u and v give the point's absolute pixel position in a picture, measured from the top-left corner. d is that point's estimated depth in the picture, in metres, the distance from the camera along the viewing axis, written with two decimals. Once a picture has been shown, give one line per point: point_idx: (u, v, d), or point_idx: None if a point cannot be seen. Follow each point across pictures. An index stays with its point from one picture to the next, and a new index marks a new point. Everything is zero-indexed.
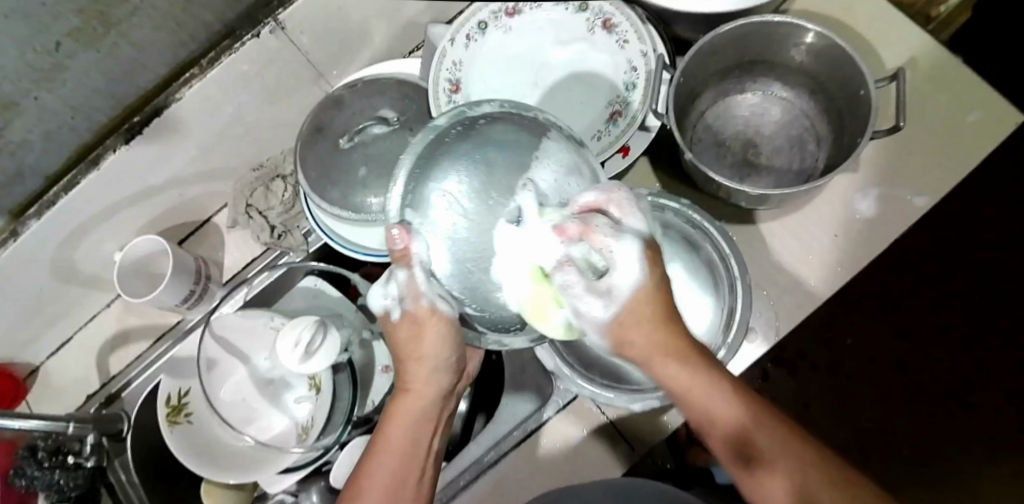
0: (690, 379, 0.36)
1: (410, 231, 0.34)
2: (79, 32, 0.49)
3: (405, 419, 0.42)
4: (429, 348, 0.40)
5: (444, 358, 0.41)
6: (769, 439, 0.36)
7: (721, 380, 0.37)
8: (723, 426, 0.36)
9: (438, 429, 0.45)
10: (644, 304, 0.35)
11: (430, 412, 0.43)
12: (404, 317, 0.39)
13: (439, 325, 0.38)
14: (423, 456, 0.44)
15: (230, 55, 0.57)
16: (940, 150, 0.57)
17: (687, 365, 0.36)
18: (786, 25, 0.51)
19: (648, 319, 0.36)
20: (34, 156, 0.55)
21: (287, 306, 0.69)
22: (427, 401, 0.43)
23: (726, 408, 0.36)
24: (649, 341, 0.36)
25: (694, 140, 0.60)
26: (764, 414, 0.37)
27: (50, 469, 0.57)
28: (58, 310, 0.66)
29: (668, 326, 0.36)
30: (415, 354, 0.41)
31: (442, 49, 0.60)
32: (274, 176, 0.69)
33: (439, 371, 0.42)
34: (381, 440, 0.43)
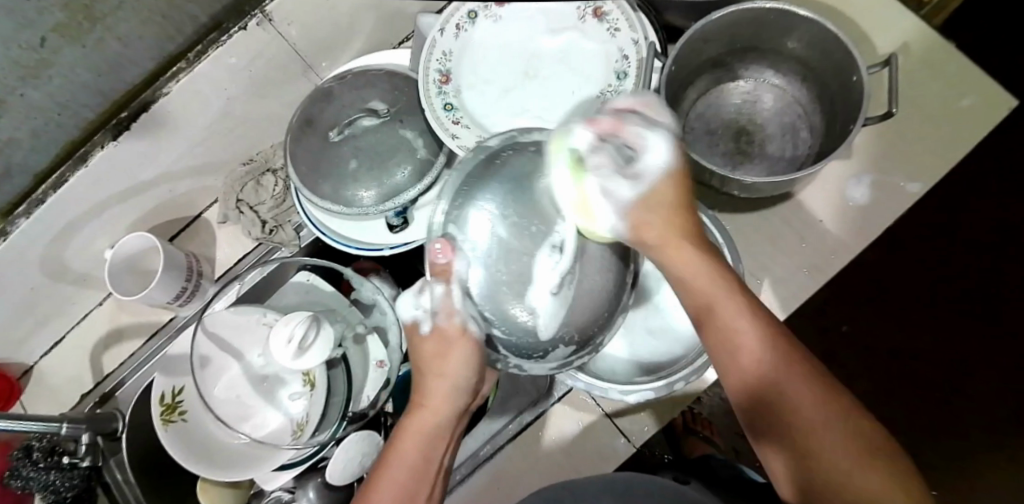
0: (705, 285, 0.38)
1: (452, 246, 0.38)
2: (64, 27, 0.48)
3: (417, 437, 0.44)
4: (451, 368, 0.43)
5: (462, 377, 0.44)
6: (794, 378, 0.35)
7: (750, 307, 0.37)
8: (747, 355, 0.36)
9: (450, 447, 0.46)
10: (666, 195, 0.39)
11: (444, 428, 0.45)
12: (433, 332, 0.43)
13: (465, 347, 0.42)
14: (434, 475, 0.44)
15: (218, 47, 0.58)
16: (934, 135, 0.56)
17: (707, 274, 0.38)
18: (778, 11, 0.50)
19: (666, 204, 0.39)
20: (22, 154, 0.54)
21: (278, 302, 0.67)
22: (442, 418, 0.44)
23: (749, 334, 0.37)
24: (664, 224, 0.39)
25: (686, 129, 0.59)
26: (792, 352, 0.36)
27: (45, 470, 0.57)
28: (50, 308, 0.66)
29: (682, 225, 0.39)
30: (435, 372, 0.44)
31: (431, 38, 0.59)
32: (264, 170, 0.68)
33: (456, 390, 0.44)
34: (389, 457, 0.43)
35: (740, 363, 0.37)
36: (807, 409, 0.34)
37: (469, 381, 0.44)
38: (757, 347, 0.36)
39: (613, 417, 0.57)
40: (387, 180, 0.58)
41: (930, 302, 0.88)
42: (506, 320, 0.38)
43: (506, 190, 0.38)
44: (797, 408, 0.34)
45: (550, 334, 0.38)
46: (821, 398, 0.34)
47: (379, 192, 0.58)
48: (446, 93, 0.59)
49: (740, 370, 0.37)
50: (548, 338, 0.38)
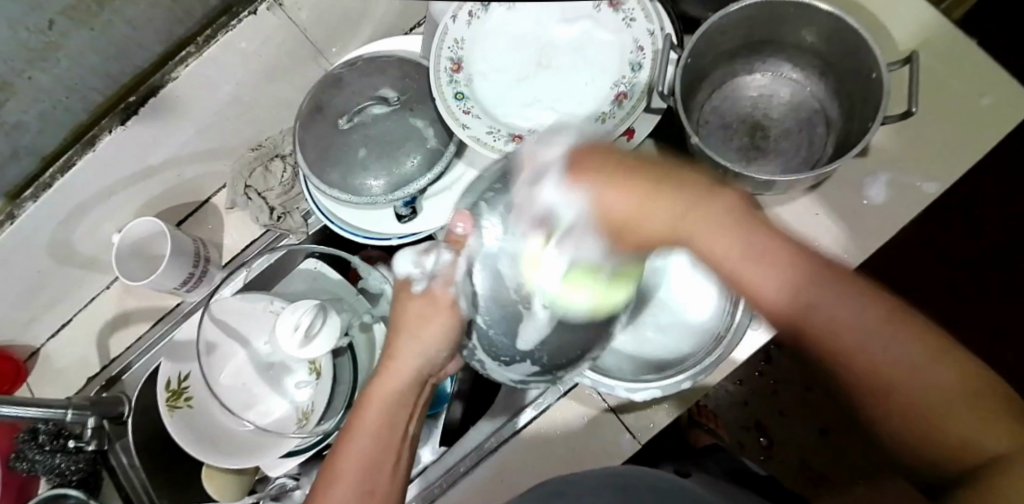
0: (697, 222, 0.34)
1: (473, 221, 0.41)
2: (73, 9, 0.48)
3: (386, 400, 0.44)
4: (427, 336, 0.45)
5: (433, 347, 0.45)
6: (833, 308, 0.31)
7: (766, 248, 0.33)
8: (772, 298, 0.33)
9: (414, 415, 0.46)
10: (614, 194, 0.36)
11: (408, 395, 0.45)
12: (419, 296, 0.44)
13: (446, 320, 0.44)
14: (399, 441, 0.44)
15: (227, 32, 0.56)
16: (955, 133, 0.55)
17: (716, 225, 0.34)
18: (799, 4, 0.49)
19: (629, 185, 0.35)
20: (29, 137, 0.54)
21: (286, 289, 0.67)
22: (405, 385, 0.45)
23: (768, 273, 0.33)
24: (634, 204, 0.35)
25: (700, 123, 0.58)
26: (823, 276, 0.32)
27: (50, 453, 0.58)
28: (57, 291, 0.66)
29: (649, 204, 0.35)
30: (408, 336, 0.45)
31: (443, 25, 0.58)
32: (273, 156, 0.68)
33: (425, 358, 0.45)
34: (359, 420, 0.44)
35: (766, 306, 0.33)
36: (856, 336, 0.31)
37: (442, 352, 0.46)
38: (784, 292, 0.32)
39: (617, 412, 0.57)
40: (396, 167, 0.58)
41: (938, 301, 0.88)
42: (502, 323, 0.42)
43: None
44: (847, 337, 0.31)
45: (529, 346, 0.43)
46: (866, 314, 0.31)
47: (388, 182, 0.58)
48: (457, 81, 0.58)
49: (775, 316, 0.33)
50: (525, 349, 0.43)
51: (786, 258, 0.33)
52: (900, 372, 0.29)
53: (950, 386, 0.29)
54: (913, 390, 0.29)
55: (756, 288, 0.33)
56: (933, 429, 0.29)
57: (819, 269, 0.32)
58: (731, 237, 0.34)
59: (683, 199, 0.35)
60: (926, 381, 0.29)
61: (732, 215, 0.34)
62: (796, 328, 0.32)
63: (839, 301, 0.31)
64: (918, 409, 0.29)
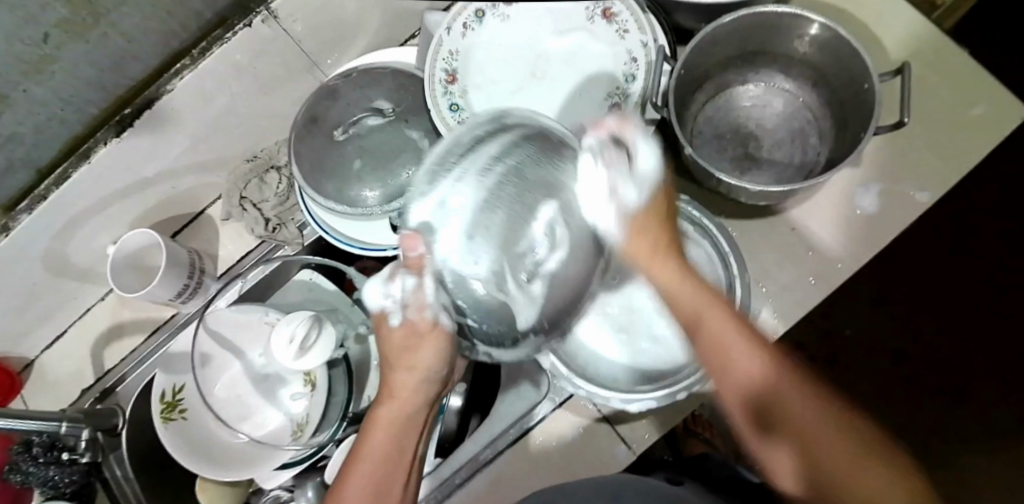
0: (699, 303, 0.40)
1: (421, 236, 0.36)
2: (67, 23, 0.48)
3: (391, 424, 0.44)
4: (422, 360, 0.44)
5: (433, 370, 0.45)
6: (789, 386, 0.36)
7: (736, 320, 0.39)
8: (740, 371, 0.38)
9: (421, 436, 0.47)
10: (648, 235, 0.41)
11: (416, 417, 0.46)
12: (401, 324, 0.42)
13: (437, 343, 0.43)
14: (409, 461, 0.45)
15: (221, 45, 0.56)
16: (945, 143, 0.56)
17: (698, 287, 0.41)
18: (790, 16, 0.50)
19: (650, 230, 0.41)
20: (24, 150, 0.54)
21: (281, 300, 0.68)
22: (411, 408, 0.45)
23: (747, 355, 0.38)
24: (649, 244, 0.41)
25: (694, 133, 0.59)
26: (778, 357, 0.38)
27: (45, 465, 0.57)
28: (52, 304, 0.66)
29: (680, 287, 0.41)
30: (403, 361, 0.44)
31: (438, 36, 0.59)
32: (268, 167, 0.68)
33: (425, 381, 0.45)
34: (364, 442, 0.44)
35: (736, 372, 0.38)
36: (812, 413, 0.35)
37: (439, 375, 0.45)
38: (756, 367, 0.37)
39: (611, 422, 0.57)
40: (392, 180, 0.58)
41: (936, 308, 0.87)
42: (490, 319, 0.38)
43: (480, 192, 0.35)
44: (798, 415, 0.35)
45: (530, 323, 0.39)
46: (814, 406, 0.35)
47: (383, 193, 0.58)
48: (452, 92, 0.58)
49: (732, 387, 0.38)
50: (526, 327, 0.39)
51: (757, 342, 0.38)
52: (828, 440, 0.34)
53: (862, 442, 0.34)
54: (833, 447, 0.34)
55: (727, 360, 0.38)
56: (859, 491, 0.32)
57: (776, 350, 0.38)
58: (700, 295, 0.40)
59: (692, 283, 0.41)
60: (857, 453, 0.33)
61: (720, 304, 0.40)
62: (765, 401, 0.37)
63: (799, 386, 0.36)
64: (843, 475, 0.33)
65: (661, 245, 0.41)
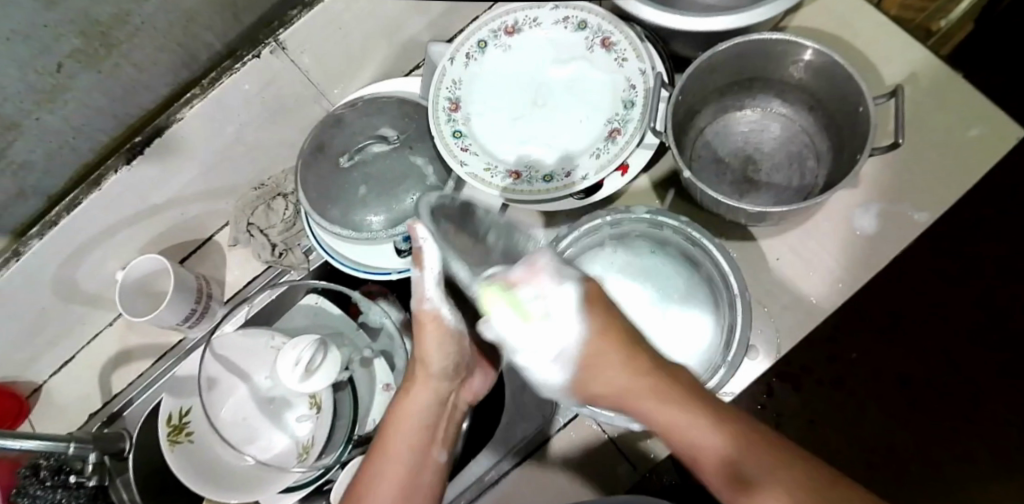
0: (665, 412, 0.43)
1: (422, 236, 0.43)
2: (80, 53, 0.49)
3: (409, 422, 0.51)
4: (429, 355, 0.50)
5: (438, 367, 0.50)
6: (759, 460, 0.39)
7: (691, 412, 0.42)
8: (694, 447, 0.42)
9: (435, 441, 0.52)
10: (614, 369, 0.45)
11: (426, 419, 0.51)
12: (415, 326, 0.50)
13: (434, 334, 0.48)
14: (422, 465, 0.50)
15: (230, 75, 0.57)
16: (942, 165, 0.56)
17: (652, 394, 0.44)
18: (785, 42, 0.51)
19: (612, 353, 0.45)
20: (35, 176, 0.56)
21: (287, 325, 0.69)
22: (421, 408, 0.51)
23: (717, 443, 0.41)
24: (617, 376, 0.45)
25: (694, 157, 0.59)
26: (729, 424, 0.41)
27: (52, 489, 0.57)
28: (61, 329, 0.67)
29: (643, 400, 0.44)
30: (418, 363, 0.51)
31: (441, 67, 0.60)
32: (275, 195, 0.69)
33: (435, 378, 0.51)
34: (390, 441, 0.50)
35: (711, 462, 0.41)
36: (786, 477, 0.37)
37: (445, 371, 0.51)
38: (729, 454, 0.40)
39: (617, 442, 0.57)
40: (396, 204, 0.60)
41: (942, 327, 0.87)
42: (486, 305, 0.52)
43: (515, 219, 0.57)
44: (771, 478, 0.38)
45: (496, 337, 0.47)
46: (783, 476, 0.38)
47: (388, 217, 0.60)
48: (455, 120, 0.60)
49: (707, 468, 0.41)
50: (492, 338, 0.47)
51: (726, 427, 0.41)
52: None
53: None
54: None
55: (692, 442, 0.42)
56: None
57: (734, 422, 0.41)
58: (653, 401, 0.44)
59: (655, 391, 0.44)
60: None
61: (673, 395, 0.43)
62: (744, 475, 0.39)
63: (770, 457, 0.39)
64: None
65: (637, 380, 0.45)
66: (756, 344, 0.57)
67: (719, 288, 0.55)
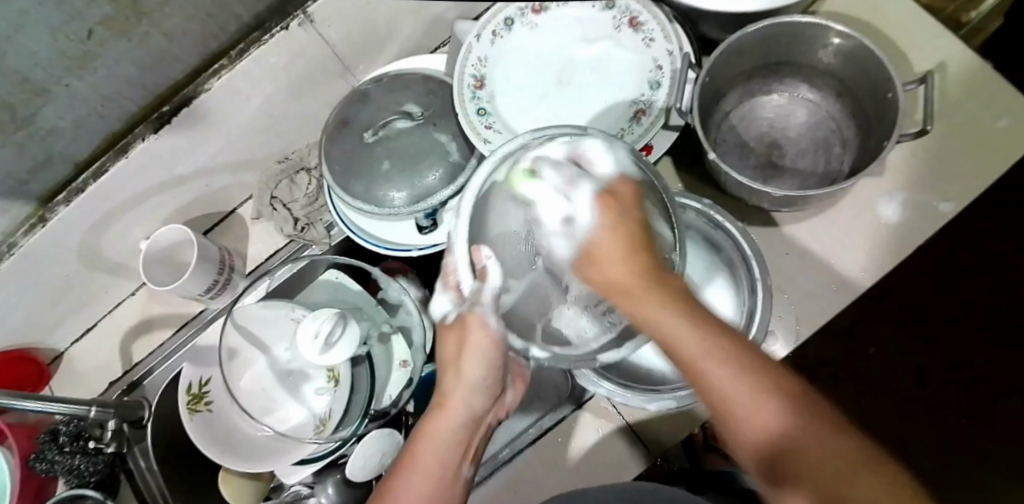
0: (680, 331, 0.31)
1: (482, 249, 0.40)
2: (110, 20, 0.49)
3: (443, 432, 0.46)
4: (469, 365, 0.46)
5: (478, 375, 0.47)
6: (807, 435, 0.28)
7: (719, 336, 0.31)
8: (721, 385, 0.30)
9: (469, 456, 0.47)
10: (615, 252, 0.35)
11: (462, 432, 0.47)
12: (453, 327, 0.46)
13: (483, 336, 0.44)
14: (453, 477, 0.45)
15: (259, 47, 0.57)
16: (970, 153, 0.56)
17: (663, 303, 0.32)
18: (816, 26, 0.51)
19: (622, 248, 0.35)
20: (64, 143, 0.56)
21: (308, 299, 0.68)
22: (457, 419, 0.46)
23: (749, 396, 0.29)
24: (614, 273, 0.35)
25: (718, 141, 0.59)
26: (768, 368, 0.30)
27: (71, 454, 0.60)
28: (84, 296, 0.68)
29: (653, 308, 0.32)
30: (454, 373, 0.47)
31: (467, 44, 0.60)
32: (299, 169, 0.71)
33: (473, 387, 0.47)
34: (419, 450, 0.45)
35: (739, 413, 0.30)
36: (839, 463, 0.26)
37: (487, 378, 0.47)
38: (765, 411, 0.29)
39: (635, 427, 0.57)
40: (419, 181, 0.59)
41: (959, 323, 0.87)
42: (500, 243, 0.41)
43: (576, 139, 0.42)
44: (813, 457, 0.27)
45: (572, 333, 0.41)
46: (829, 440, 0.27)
47: (410, 194, 0.59)
48: (480, 98, 0.60)
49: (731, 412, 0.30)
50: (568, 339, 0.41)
51: (754, 368, 0.30)
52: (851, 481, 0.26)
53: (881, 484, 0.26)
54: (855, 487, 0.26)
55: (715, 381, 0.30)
56: None
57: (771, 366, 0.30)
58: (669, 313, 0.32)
59: (672, 305, 0.32)
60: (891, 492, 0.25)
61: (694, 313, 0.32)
62: (775, 454, 0.28)
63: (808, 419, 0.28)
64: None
65: (642, 278, 0.34)
66: (776, 330, 0.57)
67: (737, 272, 0.55)
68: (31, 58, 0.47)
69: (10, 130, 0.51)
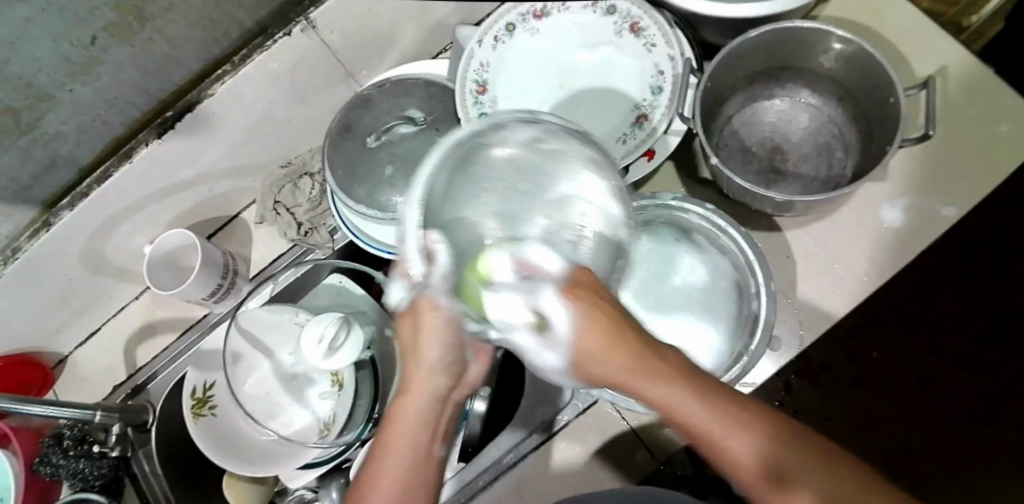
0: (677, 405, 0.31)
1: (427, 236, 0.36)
2: (115, 26, 0.49)
3: (409, 421, 0.39)
4: (429, 340, 0.40)
5: (442, 352, 0.40)
6: (804, 463, 0.31)
7: (707, 398, 0.31)
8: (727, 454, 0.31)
9: (438, 440, 0.40)
10: (597, 338, 0.33)
11: (429, 415, 0.40)
12: (411, 310, 0.40)
13: (434, 318, 0.39)
14: (421, 478, 0.39)
15: (262, 52, 0.57)
16: (971, 158, 0.56)
17: (655, 380, 0.32)
18: (817, 31, 0.51)
19: (607, 326, 0.33)
20: (67, 148, 0.56)
21: (312, 303, 0.69)
22: (423, 401, 0.40)
23: (740, 436, 0.31)
24: (610, 359, 0.33)
25: (720, 146, 0.59)
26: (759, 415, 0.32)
27: (75, 458, 0.60)
28: (88, 300, 0.68)
29: (648, 384, 0.32)
30: (414, 350, 0.41)
31: (470, 49, 0.60)
32: (302, 174, 0.71)
33: (439, 361, 0.40)
34: (383, 451, 0.39)
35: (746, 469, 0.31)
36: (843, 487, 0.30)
37: (450, 350, 0.41)
38: (756, 452, 0.31)
39: (638, 432, 0.58)
40: None
41: (961, 325, 0.87)
42: (456, 225, 0.39)
43: (532, 127, 0.41)
44: (818, 492, 0.30)
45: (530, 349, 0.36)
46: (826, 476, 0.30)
47: None
48: (482, 103, 0.60)
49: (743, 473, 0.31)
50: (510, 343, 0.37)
51: (751, 425, 0.31)
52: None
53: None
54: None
55: (722, 448, 0.31)
56: None
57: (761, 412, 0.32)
58: (661, 386, 0.32)
59: (671, 382, 0.32)
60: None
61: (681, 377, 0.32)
62: (786, 499, 0.31)
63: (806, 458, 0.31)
64: None
65: (631, 359, 0.33)
66: (779, 334, 0.57)
67: (743, 276, 0.55)
68: (34, 64, 0.47)
69: (15, 135, 0.51)
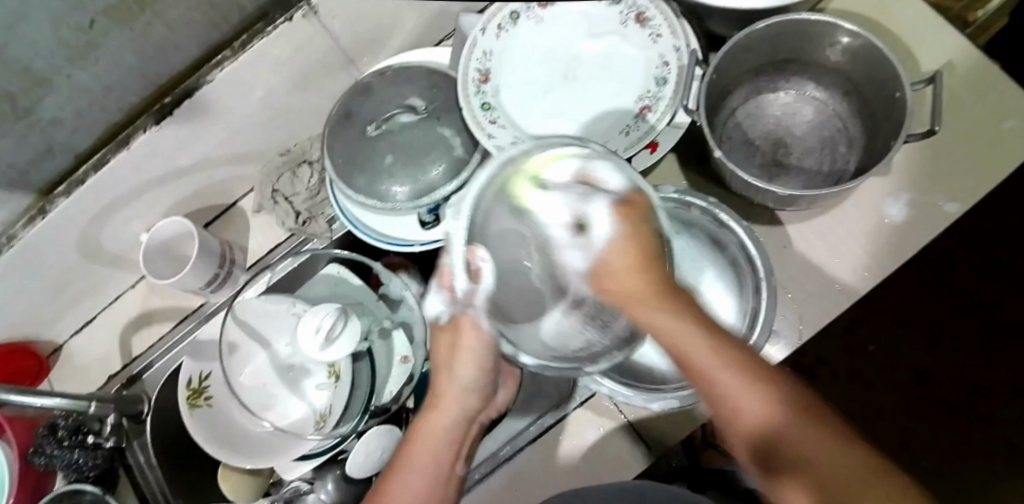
0: (682, 333, 0.35)
1: (474, 250, 0.40)
2: (113, 10, 0.48)
3: (439, 435, 0.46)
4: (461, 367, 0.46)
5: (472, 378, 0.47)
6: (798, 427, 0.32)
7: (712, 342, 0.35)
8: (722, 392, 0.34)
9: (462, 454, 0.48)
10: (620, 281, 0.38)
11: (455, 430, 0.47)
12: (448, 330, 0.46)
13: (473, 339, 0.45)
14: (445, 483, 0.46)
15: (261, 37, 0.56)
16: (976, 153, 0.56)
17: (665, 310, 0.37)
18: (825, 23, 0.50)
19: (632, 266, 0.38)
20: (64, 135, 0.56)
21: (310, 292, 0.68)
22: (452, 418, 0.47)
23: (747, 395, 0.33)
24: (625, 288, 0.38)
25: (724, 138, 0.59)
26: (758, 366, 0.35)
27: (69, 448, 0.59)
28: (84, 289, 0.67)
29: (664, 319, 0.36)
30: (446, 373, 0.47)
31: (472, 37, 0.60)
32: (301, 162, 0.71)
33: (466, 387, 0.47)
34: (407, 462, 0.45)
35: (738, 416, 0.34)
36: (843, 464, 0.30)
37: (480, 375, 0.48)
38: (758, 404, 0.33)
39: (634, 426, 0.57)
40: (422, 176, 0.58)
41: (962, 324, 0.86)
42: (500, 240, 0.42)
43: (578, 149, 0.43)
44: (806, 452, 0.31)
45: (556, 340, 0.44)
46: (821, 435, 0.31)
47: (413, 189, 0.59)
48: (484, 92, 0.59)
49: (734, 416, 0.34)
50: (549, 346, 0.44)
51: (748, 370, 0.34)
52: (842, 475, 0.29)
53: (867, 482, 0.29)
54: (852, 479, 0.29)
55: (715, 385, 0.34)
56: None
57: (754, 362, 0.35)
58: (672, 321, 0.36)
59: (678, 317, 0.36)
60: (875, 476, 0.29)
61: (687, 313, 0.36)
62: (768, 446, 0.33)
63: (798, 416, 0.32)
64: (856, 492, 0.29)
65: (651, 293, 0.38)
66: (780, 329, 0.56)
67: (742, 270, 0.55)
68: (31, 49, 0.47)
69: (11, 120, 0.51)
